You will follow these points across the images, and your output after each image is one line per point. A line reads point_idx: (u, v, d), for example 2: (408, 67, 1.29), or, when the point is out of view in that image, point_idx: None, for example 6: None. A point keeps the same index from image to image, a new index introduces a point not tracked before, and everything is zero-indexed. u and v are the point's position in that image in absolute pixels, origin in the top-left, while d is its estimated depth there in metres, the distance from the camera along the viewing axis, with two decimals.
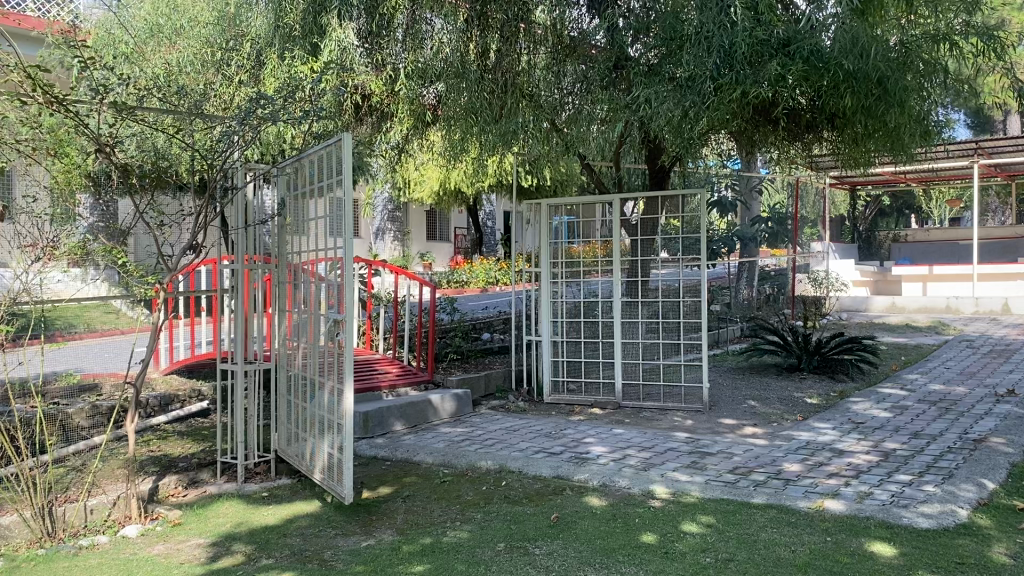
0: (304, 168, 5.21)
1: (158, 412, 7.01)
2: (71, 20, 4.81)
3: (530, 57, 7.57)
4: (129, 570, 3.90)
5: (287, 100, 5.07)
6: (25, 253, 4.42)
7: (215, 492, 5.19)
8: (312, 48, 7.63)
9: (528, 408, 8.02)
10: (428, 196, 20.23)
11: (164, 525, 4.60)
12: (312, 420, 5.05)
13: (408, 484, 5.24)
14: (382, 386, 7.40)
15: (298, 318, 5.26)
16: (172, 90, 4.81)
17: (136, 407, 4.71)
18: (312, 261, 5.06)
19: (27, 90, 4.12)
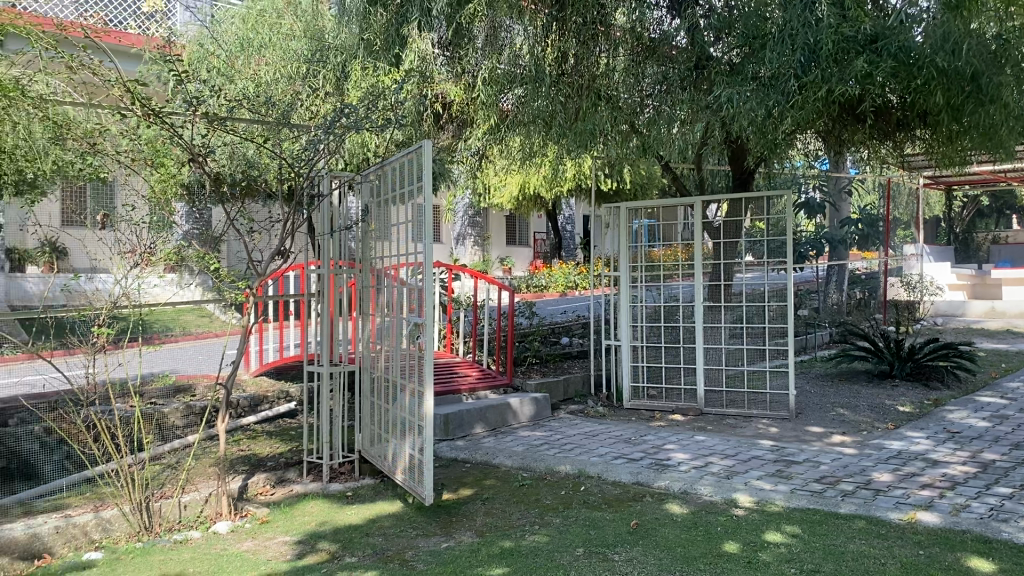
0: (386, 175, 5.31)
1: (247, 412, 7.24)
2: (166, 35, 5.04)
3: (610, 60, 7.39)
4: (220, 564, 4.04)
5: (371, 109, 5.18)
6: (124, 258, 4.58)
7: (302, 490, 5.34)
8: (395, 58, 7.75)
9: (608, 413, 7.98)
10: (507, 200, 20.33)
11: (253, 522, 4.75)
12: (394, 422, 5.14)
13: (487, 487, 5.28)
14: (462, 389, 7.46)
15: (381, 322, 5.37)
16: (260, 100, 5.01)
17: (226, 408, 4.89)
18: (394, 266, 5.16)
19: (128, 104, 4.34)
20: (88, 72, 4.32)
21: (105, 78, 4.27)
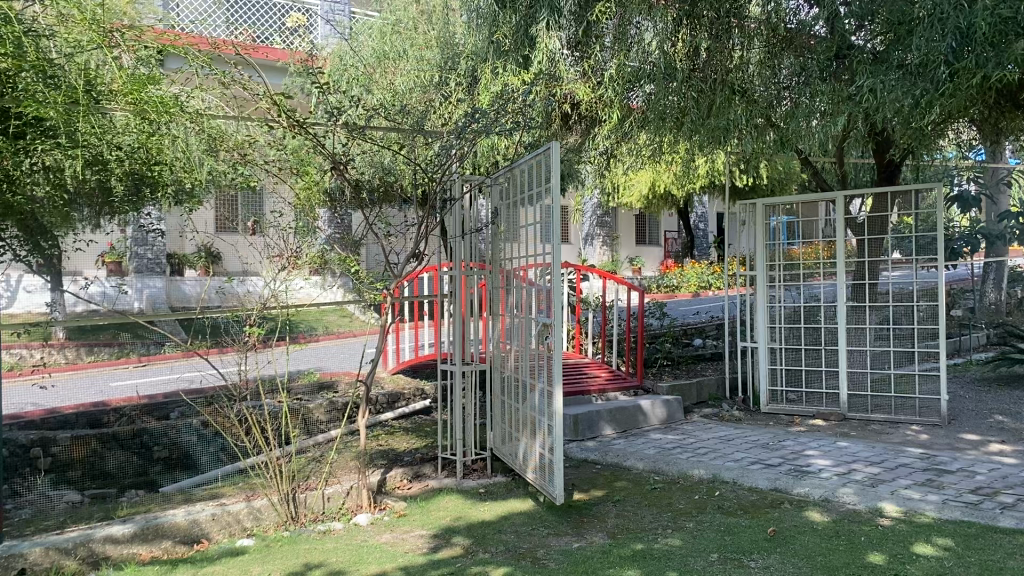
0: (516, 177, 5.37)
1: (385, 408, 7.49)
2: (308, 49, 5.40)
3: (744, 52, 7.21)
4: (360, 555, 4.20)
5: (501, 112, 5.25)
6: (274, 262, 4.99)
7: (437, 486, 5.48)
8: (525, 60, 7.85)
9: (744, 417, 7.77)
10: (637, 198, 20.16)
11: (391, 515, 4.92)
12: (524, 421, 5.19)
13: (619, 489, 5.25)
14: (592, 390, 7.45)
15: (511, 322, 5.45)
16: (396, 109, 5.25)
17: (366, 403, 5.18)
18: (523, 267, 5.22)
19: (274, 116, 4.63)
20: (238, 87, 4.64)
21: (253, 92, 4.58)
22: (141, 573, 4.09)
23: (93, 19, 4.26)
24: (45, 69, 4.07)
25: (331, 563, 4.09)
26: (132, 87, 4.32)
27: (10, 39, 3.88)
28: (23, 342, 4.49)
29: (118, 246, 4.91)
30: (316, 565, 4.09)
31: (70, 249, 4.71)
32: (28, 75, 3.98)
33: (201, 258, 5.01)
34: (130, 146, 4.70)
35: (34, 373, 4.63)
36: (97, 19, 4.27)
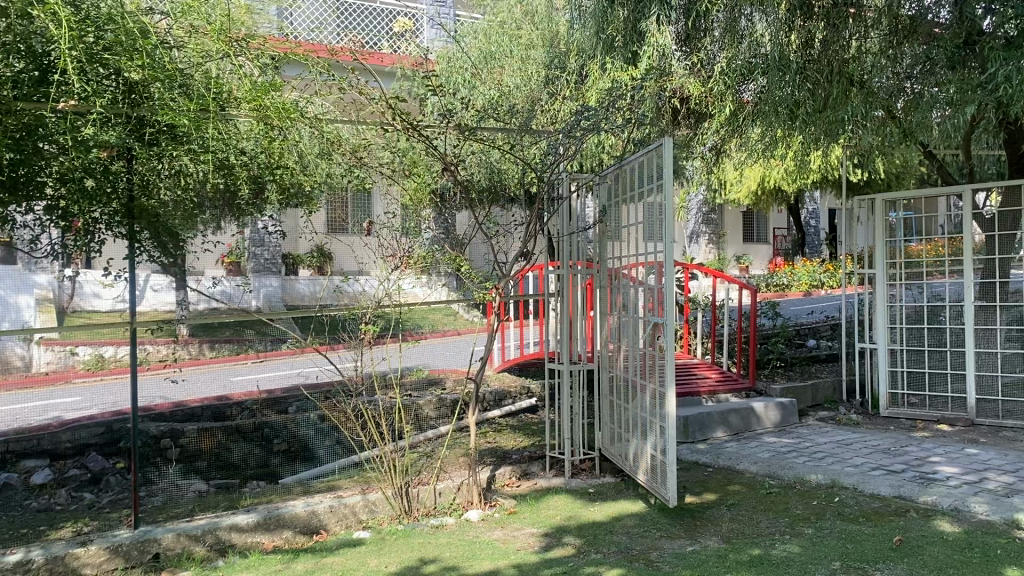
0: (625, 175, 5.30)
1: (493, 406, 7.56)
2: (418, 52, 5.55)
3: (862, 42, 7.04)
4: (473, 551, 4.25)
5: (610, 108, 5.20)
6: (388, 262, 5.10)
7: (546, 485, 5.50)
8: (632, 56, 7.80)
9: (862, 421, 7.48)
10: (745, 195, 19.72)
11: (501, 513, 4.97)
12: (635, 422, 5.14)
13: (732, 493, 5.14)
14: (702, 391, 7.32)
15: (620, 322, 5.40)
16: (504, 108, 5.32)
17: (475, 403, 5.41)
18: (631, 266, 5.17)
19: (389, 118, 4.93)
20: (356, 92, 4.91)
21: (370, 96, 4.85)
22: (265, 561, 4.26)
23: (222, 29, 4.44)
24: (176, 79, 4.28)
25: (445, 558, 4.15)
26: (256, 94, 4.45)
27: (146, 51, 4.12)
28: (152, 338, 4.73)
29: (237, 246, 4.96)
30: (430, 559, 4.16)
31: (197, 249, 4.84)
32: (162, 85, 4.20)
33: (314, 258, 5.08)
34: (254, 151, 4.75)
35: (165, 368, 4.79)
36: (227, 30, 4.46)
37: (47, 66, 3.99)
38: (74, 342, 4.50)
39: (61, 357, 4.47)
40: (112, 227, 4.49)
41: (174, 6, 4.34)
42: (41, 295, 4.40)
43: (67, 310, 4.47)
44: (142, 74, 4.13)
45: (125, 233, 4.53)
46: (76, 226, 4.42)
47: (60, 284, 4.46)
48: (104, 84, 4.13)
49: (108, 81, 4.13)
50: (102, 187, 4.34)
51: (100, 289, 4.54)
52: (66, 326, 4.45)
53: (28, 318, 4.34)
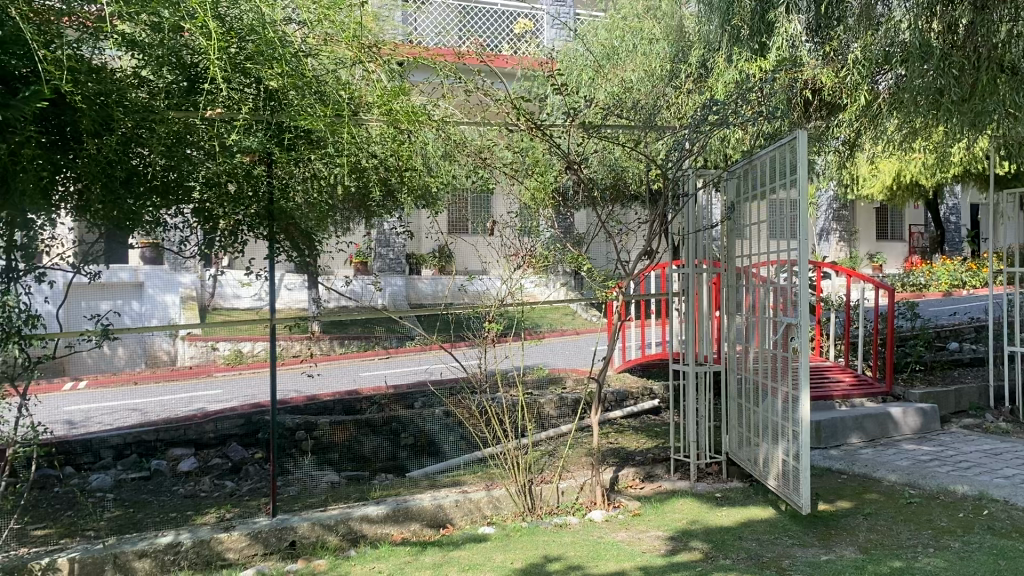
0: (756, 170, 5.12)
1: (614, 407, 7.51)
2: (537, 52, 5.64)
3: (1012, 25, 6.55)
4: (598, 551, 4.24)
5: (740, 102, 5.08)
6: (511, 261, 5.18)
7: (671, 488, 5.41)
8: (761, 48, 7.60)
9: (1012, 430, 7.00)
10: (879, 189, 18.88)
11: (626, 514, 4.93)
12: (765, 426, 5.00)
13: (869, 502, 4.92)
14: (835, 396, 7.03)
15: (749, 322, 5.26)
16: (627, 105, 5.30)
17: (599, 403, 5.36)
18: (761, 265, 5.02)
19: (514, 119, 4.96)
20: (481, 93, 5.02)
21: (494, 97, 4.95)
22: (395, 553, 4.38)
23: (354, 36, 4.57)
24: (312, 85, 4.44)
25: (570, 557, 4.15)
26: (387, 99, 4.61)
27: (285, 59, 4.31)
28: (286, 334, 4.89)
29: (364, 246, 5.05)
30: (554, 557, 4.17)
31: (330, 250, 4.98)
32: (299, 91, 4.40)
33: (436, 258, 5.19)
34: (383, 154, 4.86)
35: (300, 363, 5.03)
36: (360, 37, 4.61)
37: (195, 76, 4.28)
38: (216, 338, 4.80)
39: (204, 352, 4.83)
40: (253, 228, 4.67)
41: (309, 15, 4.46)
42: (184, 294, 4.59)
43: (209, 307, 4.66)
44: (281, 82, 4.32)
45: (265, 234, 4.70)
46: (219, 227, 4.60)
47: (202, 282, 4.63)
48: (246, 91, 4.35)
49: (249, 89, 4.36)
50: (244, 191, 4.53)
51: (239, 289, 4.71)
52: (208, 321, 4.67)
53: (174, 314, 4.57)
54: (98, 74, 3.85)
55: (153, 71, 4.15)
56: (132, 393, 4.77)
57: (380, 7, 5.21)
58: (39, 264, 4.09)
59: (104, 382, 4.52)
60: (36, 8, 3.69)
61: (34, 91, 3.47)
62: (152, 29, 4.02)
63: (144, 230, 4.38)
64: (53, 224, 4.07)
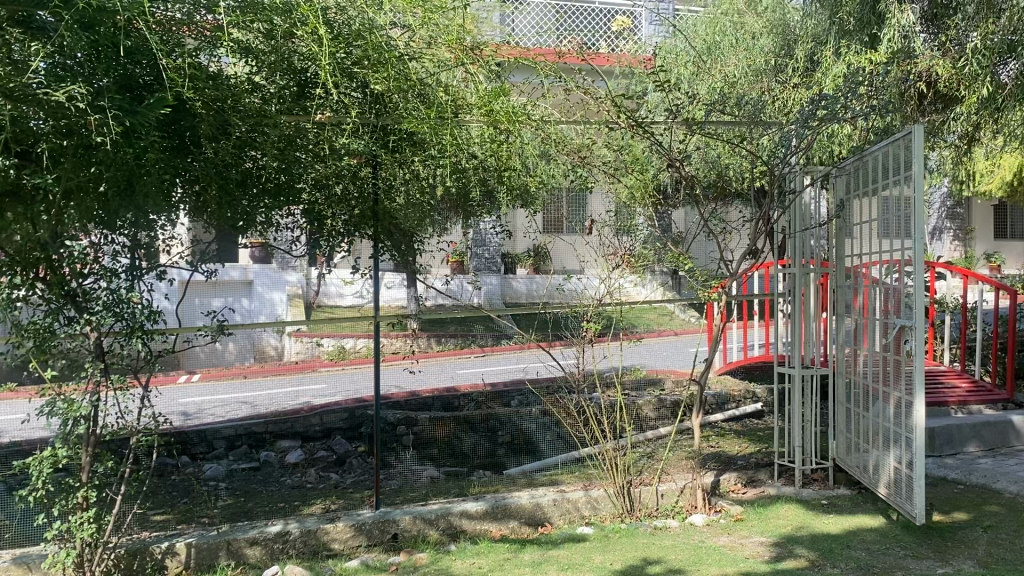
0: (867, 166, 4.92)
1: (714, 409, 7.38)
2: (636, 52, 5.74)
3: None
4: (700, 555, 4.17)
5: (851, 95, 4.91)
6: (608, 260, 5.17)
7: (775, 493, 5.28)
8: (870, 40, 7.37)
9: None
10: (997, 185, 18.00)
11: (728, 519, 4.84)
12: (876, 432, 4.82)
13: (988, 514, 4.68)
14: (951, 402, 6.66)
15: (858, 324, 5.08)
16: (733, 100, 5.15)
17: (700, 405, 5.26)
18: (871, 265, 4.85)
19: (615, 117, 4.90)
20: (581, 92, 4.99)
21: (595, 95, 4.87)
22: (494, 549, 4.43)
23: (458, 37, 4.64)
24: (415, 87, 4.54)
25: (671, 560, 4.11)
26: (488, 99, 4.66)
27: (391, 63, 4.41)
28: (386, 332, 5.01)
29: (461, 246, 5.14)
30: (654, 560, 4.13)
31: (430, 250, 5.05)
32: (404, 94, 4.50)
33: (532, 257, 5.25)
34: (484, 154, 4.91)
35: (402, 359, 5.12)
36: (462, 39, 4.69)
37: (305, 81, 4.39)
38: (320, 334, 4.86)
39: (309, 347, 4.85)
40: (358, 228, 4.79)
41: (413, 18, 4.53)
42: (291, 291, 4.75)
43: (314, 304, 4.82)
44: (387, 85, 4.42)
45: (370, 235, 4.81)
46: (326, 227, 4.74)
47: (308, 281, 4.78)
48: (353, 95, 4.47)
49: (356, 93, 4.48)
50: (350, 192, 4.68)
51: (342, 287, 4.85)
52: (313, 318, 4.82)
53: (281, 311, 4.73)
54: (214, 81, 4.05)
55: (266, 76, 4.27)
56: (241, 386, 4.86)
57: (477, 9, 5.22)
58: (159, 263, 4.27)
59: (216, 375, 4.69)
60: (159, 19, 3.89)
61: (158, 98, 3.68)
62: (265, 37, 4.14)
63: (257, 230, 4.55)
64: (172, 224, 4.27)
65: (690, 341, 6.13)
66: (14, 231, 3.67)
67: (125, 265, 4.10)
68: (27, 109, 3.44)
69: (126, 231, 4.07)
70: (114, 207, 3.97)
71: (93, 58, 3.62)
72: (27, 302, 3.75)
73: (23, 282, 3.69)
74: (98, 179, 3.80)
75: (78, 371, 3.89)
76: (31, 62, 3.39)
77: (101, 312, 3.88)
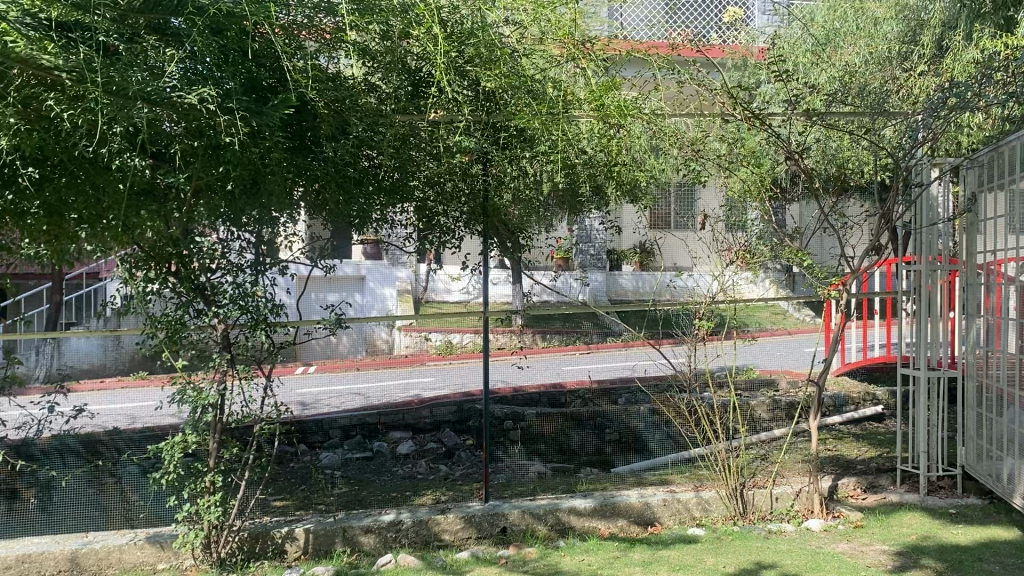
0: (1003, 157, 4.63)
1: (832, 412, 7.13)
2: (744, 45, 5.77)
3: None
4: (817, 561, 4.04)
5: (985, 81, 4.64)
6: (722, 257, 5.01)
7: (898, 500, 5.05)
8: (1007, 22, 6.95)
9: None
10: None
11: (847, 525, 4.66)
12: (1010, 439, 4.54)
13: None
14: None
15: (991, 324, 4.79)
16: (854, 90, 5.03)
17: (818, 406, 5.08)
18: (1005, 262, 4.56)
19: (730, 109, 4.77)
20: (696, 84, 4.88)
21: (709, 87, 4.81)
22: (604, 547, 4.41)
23: (570, 33, 4.64)
24: (527, 83, 4.54)
25: (787, 565, 3.99)
26: (598, 93, 4.63)
27: (502, 60, 4.45)
28: (492, 328, 5.01)
29: (567, 242, 5.02)
30: (768, 564, 4.02)
31: (539, 245, 4.97)
32: (515, 91, 4.52)
33: (638, 254, 5.13)
34: (593, 150, 4.80)
35: (508, 354, 5.23)
36: (574, 34, 4.66)
37: (419, 81, 4.50)
38: (428, 329, 5.04)
39: (418, 341, 5.09)
40: (469, 224, 4.81)
41: (524, 15, 4.56)
42: (401, 288, 4.96)
43: (422, 300, 4.94)
44: (498, 82, 4.46)
45: (480, 231, 4.83)
46: (436, 225, 4.79)
47: (416, 277, 4.92)
48: (465, 93, 4.53)
49: (468, 91, 4.53)
50: (460, 188, 4.71)
51: (449, 283, 4.89)
52: (422, 313, 4.95)
53: (392, 306, 4.98)
54: (333, 82, 4.19)
55: (381, 77, 4.42)
56: (357, 378, 5.07)
57: (588, 5, 5.11)
58: (280, 258, 4.35)
59: (331, 367, 4.81)
60: (284, 23, 4.03)
61: (282, 99, 3.86)
62: (381, 38, 4.26)
63: (372, 227, 4.67)
64: (293, 221, 4.43)
65: (805, 340, 5.98)
66: (148, 228, 3.88)
67: (250, 260, 4.20)
68: (161, 112, 3.63)
69: (250, 228, 4.20)
70: (240, 205, 4.12)
71: (222, 62, 3.79)
72: (160, 295, 3.99)
73: (156, 277, 3.94)
74: (225, 178, 3.98)
75: (206, 361, 4.08)
76: (166, 67, 3.60)
77: (227, 305, 4.03)
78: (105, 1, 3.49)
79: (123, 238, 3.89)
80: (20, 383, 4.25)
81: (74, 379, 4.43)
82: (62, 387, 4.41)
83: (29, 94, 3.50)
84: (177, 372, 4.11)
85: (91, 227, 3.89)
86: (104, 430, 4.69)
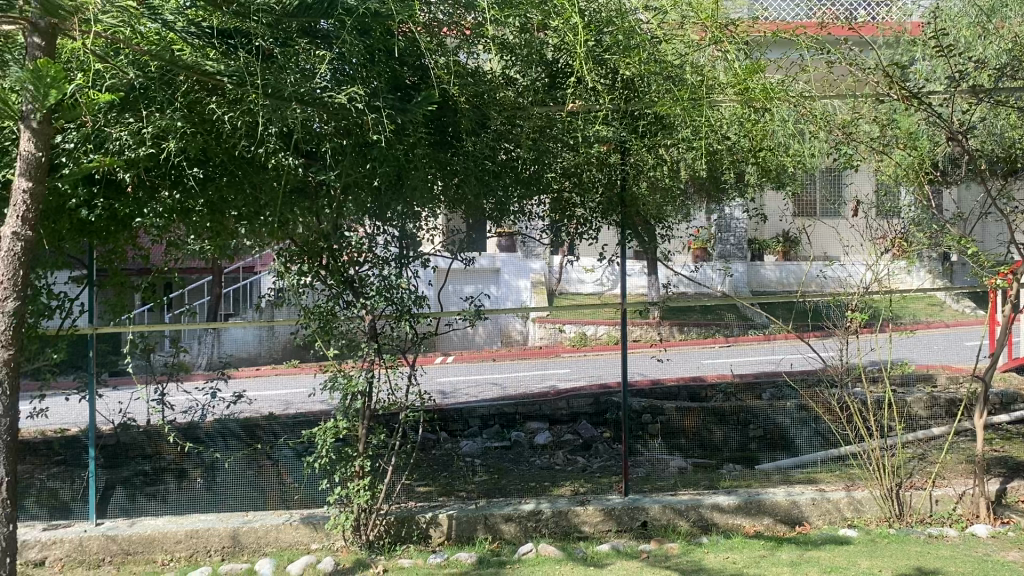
0: None
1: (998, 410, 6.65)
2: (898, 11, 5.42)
3: None
4: (984, 569, 3.78)
5: None
6: (877, 245, 4.74)
7: None
8: None
9: None
10: None
11: (1017, 532, 4.34)
12: None
13: None
14: None
15: None
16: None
17: (984, 404, 4.75)
18: None
19: (886, 88, 4.53)
20: (847, 64, 4.72)
21: (862, 66, 4.63)
22: (749, 545, 4.30)
23: (713, 16, 4.50)
24: (666, 70, 4.50)
25: (950, 572, 3.76)
26: (743, 76, 4.47)
27: (641, 47, 4.43)
28: (631, 321, 4.90)
29: (705, 233, 4.90)
30: (930, 570, 3.79)
31: (678, 235, 4.89)
32: (655, 77, 4.48)
33: (781, 242, 4.98)
34: (737, 136, 4.65)
35: (652, 346, 5.01)
36: (717, 16, 4.52)
37: (557, 72, 4.55)
38: (562, 320, 4.88)
39: (552, 333, 4.92)
40: (605, 215, 4.75)
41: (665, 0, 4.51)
42: (536, 279, 4.81)
43: (557, 292, 4.82)
44: (637, 69, 4.44)
45: (618, 221, 4.76)
46: (568, 219, 4.76)
47: (550, 268, 4.82)
48: (602, 81, 4.49)
49: (605, 80, 4.50)
50: (598, 178, 4.66)
51: (583, 274, 4.83)
52: (556, 306, 4.83)
53: (526, 298, 4.80)
54: (473, 77, 4.30)
55: (520, 70, 4.47)
56: (495, 368, 5.01)
57: None
58: (422, 251, 4.45)
59: (469, 357, 4.80)
60: (425, 21, 4.15)
61: (426, 96, 3.94)
62: (520, 32, 4.32)
63: (507, 220, 4.67)
64: (434, 215, 4.51)
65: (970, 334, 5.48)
66: (299, 223, 4.10)
67: (394, 254, 4.31)
68: (312, 113, 3.78)
69: (395, 223, 4.30)
70: (384, 200, 4.24)
71: (370, 62, 3.94)
72: (312, 288, 4.18)
73: (309, 270, 4.14)
74: (372, 175, 4.10)
75: (355, 350, 4.24)
76: (316, 67, 3.74)
77: (374, 296, 4.19)
78: (262, 7, 3.62)
79: (278, 234, 4.14)
80: (186, 370, 4.58)
81: (234, 366, 4.64)
82: (222, 373, 4.66)
83: (194, 99, 3.79)
84: (328, 361, 4.28)
85: (250, 224, 4.19)
86: (261, 415, 4.71)
